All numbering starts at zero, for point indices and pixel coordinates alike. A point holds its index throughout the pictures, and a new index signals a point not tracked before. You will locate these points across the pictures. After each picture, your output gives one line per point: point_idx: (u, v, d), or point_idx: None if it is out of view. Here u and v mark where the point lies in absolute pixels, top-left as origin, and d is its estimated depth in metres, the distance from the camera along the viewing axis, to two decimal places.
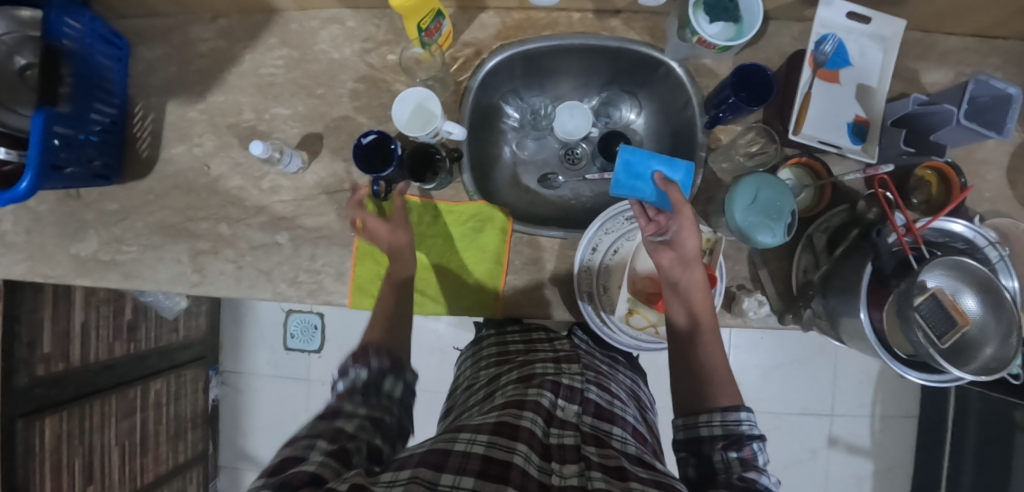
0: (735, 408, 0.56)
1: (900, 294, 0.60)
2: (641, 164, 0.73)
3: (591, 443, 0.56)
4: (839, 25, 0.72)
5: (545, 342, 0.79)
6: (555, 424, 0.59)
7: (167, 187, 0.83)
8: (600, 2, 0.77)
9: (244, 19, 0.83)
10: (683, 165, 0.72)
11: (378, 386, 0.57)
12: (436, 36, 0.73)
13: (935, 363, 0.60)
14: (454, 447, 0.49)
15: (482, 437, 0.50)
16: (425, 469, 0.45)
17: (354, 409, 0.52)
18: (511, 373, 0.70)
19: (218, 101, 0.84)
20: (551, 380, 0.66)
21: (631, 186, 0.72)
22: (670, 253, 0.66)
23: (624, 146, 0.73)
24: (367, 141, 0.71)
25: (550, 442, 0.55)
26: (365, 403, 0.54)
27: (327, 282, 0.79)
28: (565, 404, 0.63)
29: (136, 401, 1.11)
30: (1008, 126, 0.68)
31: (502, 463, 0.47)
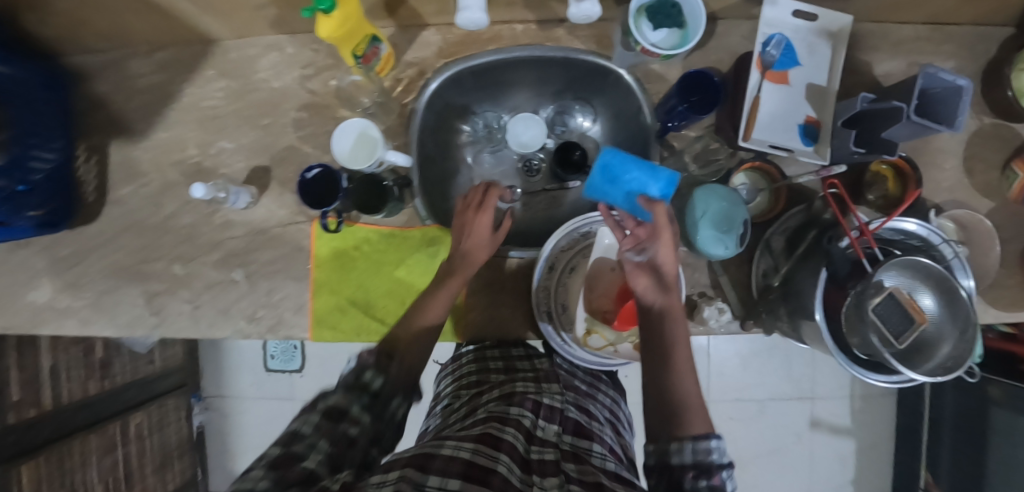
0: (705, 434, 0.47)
1: (857, 297, 0.59)
2: (619, 169, 0.70)
3: (570, 460, 0.52)
4: (786, 23, 0.70)
5: (523, 360, 0.74)
6: (535, 442, 0.54)
7: (117, 229, 0.81)
8: (543, 13, 0.75)
9: (181, 51, 0.80)
10: (665, 174, 0.68)
11: (384, 398, 0.56)
12: (375, 60, 0.71)
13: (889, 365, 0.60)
14: (439, 452, 0.47)
15: (466, 444, 0.48)
16: (411, 469, 0.42)
17: (360, 410, 0.52)
18: (489, 392, 0.65)
19: (162, 138, 0.81)
20: (531, 399, 0.62)
21: (604, 190, 0.71)
22: (647, 278, 0.59)
23: (605, 148, 0.70)
24: (311, 175, 0.69)
25: (530, 457, 0.51)
26: (369, 408, 0.53)
27: (287, 316, 0.77)
28: (545, 424, 0.58)
29: (116, 437, 1.10)
30: (959, 119, 0.66)
31: (484, 468, 0.44)
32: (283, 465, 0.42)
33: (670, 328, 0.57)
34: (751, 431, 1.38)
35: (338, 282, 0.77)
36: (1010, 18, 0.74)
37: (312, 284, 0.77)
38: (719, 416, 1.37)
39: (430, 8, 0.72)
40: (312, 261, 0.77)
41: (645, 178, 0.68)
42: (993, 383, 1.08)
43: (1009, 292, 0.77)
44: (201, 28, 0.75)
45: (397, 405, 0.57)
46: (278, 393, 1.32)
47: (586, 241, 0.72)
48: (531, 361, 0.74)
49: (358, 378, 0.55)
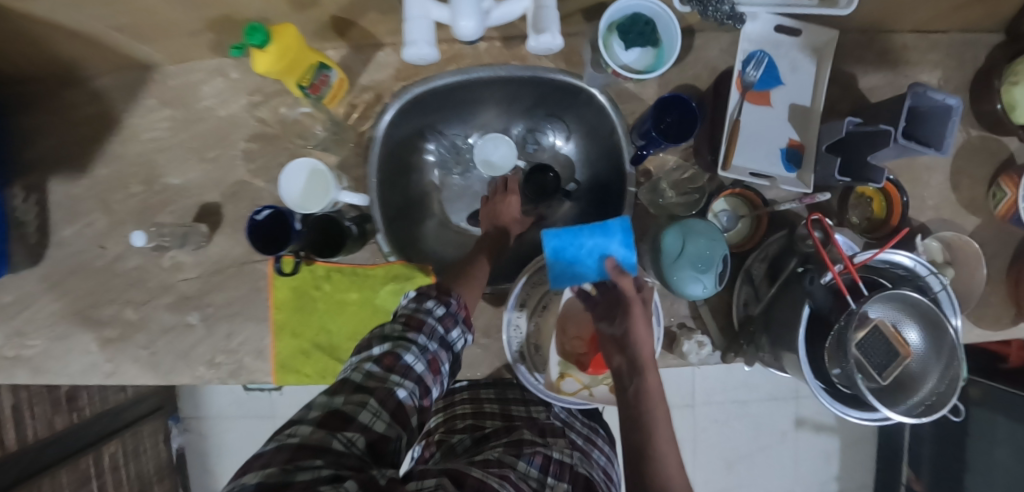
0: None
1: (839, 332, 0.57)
2: (572, 246, 0.63)
3: None
4: (767, 39, 0.66)
5: (522, 406, 0.70)
6: None
7: (63, 273, 0.76)
8: (507, 31, 0.69)
9: (117, 78, 0.74)
10: (616, 225, 0.63)
11: (444, 330, 0.57)
12: (325, 88, 0.66)
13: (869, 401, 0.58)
14: (471, 471, 0.46)
15: (494, 475, 0.47)
16: (448, 479, 0.41)
17: (413, 360, 0.51)
18: (497, 437, 0.60)
19: (104, 174, 0.76)
20: (542, 452, 0.57)
21: (572, 273, 0.64)
22: (621, 356, 0.56)
23: (546, 232, 0.63)
24: (261, 217, 0.64)
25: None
26: (421, 356, 0.52)
27: (248, 361, 0.74)
28: (555, 481, 0.54)
29: (90, 470, 1.06)
30: (947, 141, 0.62)
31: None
32: (330, 424, 0.40)
33: (649, 407, 0.50)
34: (737, 433, 1.37)
35: (299, 325, 0.73)
36: (1000, 24, 0.69)
37: (272, 327, 0.73)
38: (704, 418, 1.36)
39: (382, 27, 0.66)
40: (270, 303, 0.73)
41: (600, 241, 0.63)
42: (974, 384, 1.11)
43: (992, 310, 0.74)
44: (135, 55, 0.69)
45: (456, 337, 0.59)
46: (258, 412, 1.30)
47: None
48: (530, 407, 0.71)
49: (420, 305, 0.59)
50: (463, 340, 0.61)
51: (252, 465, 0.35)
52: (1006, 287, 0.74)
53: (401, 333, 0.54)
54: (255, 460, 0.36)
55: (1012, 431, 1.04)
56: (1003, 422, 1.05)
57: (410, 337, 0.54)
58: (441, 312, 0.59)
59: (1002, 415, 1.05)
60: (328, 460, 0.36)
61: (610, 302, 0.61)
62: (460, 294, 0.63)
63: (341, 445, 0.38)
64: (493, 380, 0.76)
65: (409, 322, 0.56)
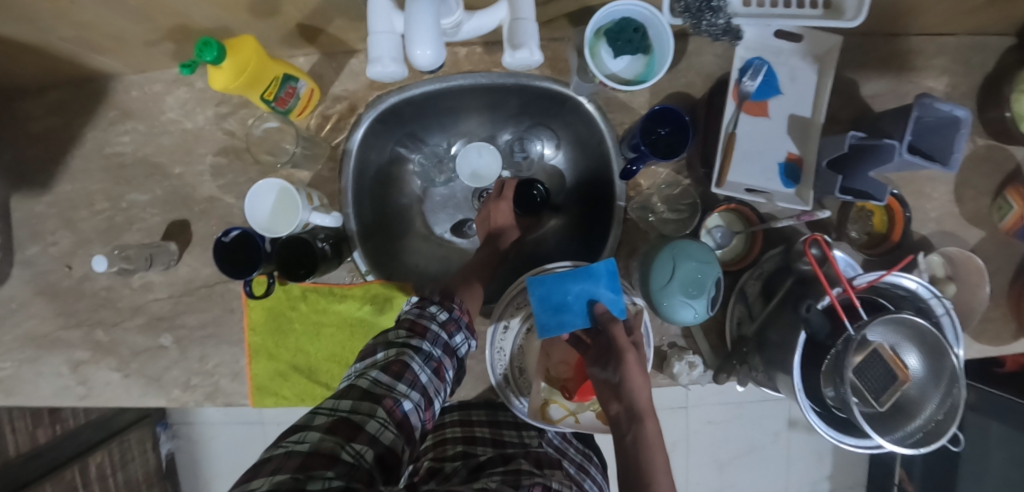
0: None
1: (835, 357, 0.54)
2: (557, 292, 0.60)
3: None
4: (764, 46, 0.61)
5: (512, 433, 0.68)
6: None
7: (28, 294, 0.73)
8: (488, 36, 0.65)
9: (75, 89, 0.69)
10: (601, 268, 0.59)
11: (448, 336, 0.57)
12: (293, 101, 0.62)
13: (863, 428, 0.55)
14: None
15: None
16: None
17: (418, 369, 0.50)
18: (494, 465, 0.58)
19: (66, 190, 0.72)
20: (542, 483, 0.55)
21: (558, 320, 0.60)
22: (618, 404, 0.54)
23: (530, 279, 0.59)
24: (229, 238, 0.61)
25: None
26: (426, 364, 0.52)
27: (224, 383, 0.71)
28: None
29: (76, 481, 1.04)
30: (956, 156, 0.58)
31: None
32: (340, 432, 0.39)
33: (648, 459, 0.51)
34: (728, 434, 1.36)
35: (276, 347, 0.70)
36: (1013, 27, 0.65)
37: (247, 350, 0.70)
38: (697, 420, 1.35)
39: (353, 34, 0.62)
40: (245, 325, 0.70)
41: (586, 285, 0.59)
42: (970, 388, 1.10)
43: (991, 327, 0.71)
44: (91, 66, 0.65)
45: (460, 342, 0.59)
46: (247, 418, 1.29)
47: None
48: (520, 434, 0.69)
49: (423, 311, 0.58)
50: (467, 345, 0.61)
51: (260, 471, 0.34)
52: (1007, 303, 0.71)
53: (405, 340, 0.53)
54: (263, 465, 0.34)
55: (1004, 435, 1.02)
56: (996, 427, 1.04)
57: (414, 344, 0.53)
58: (444, 317, 0.59)
59: (996, 419, 1.03)
60: (339, 471, 0.35)
61: (602, 346, 0.58)
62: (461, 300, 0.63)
63: (351, 456, 0.37)
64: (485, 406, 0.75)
65: (413, 328, 0.55)
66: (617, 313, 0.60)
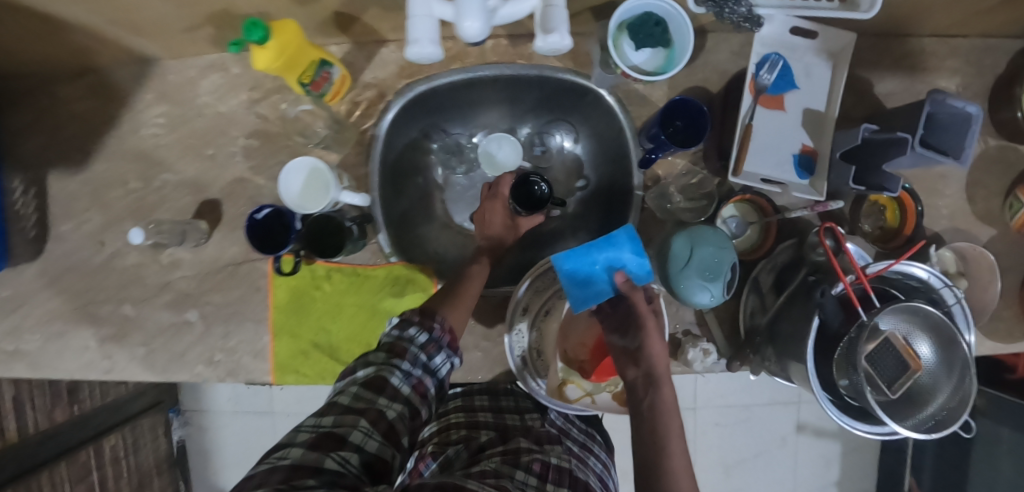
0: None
1: (846, 346, 0.56)
2: (584, 264, 0.62)
3: None
4: (782, 42, 0.64)
5: (515, 416, 0.70)
6: None
7: (60, 270, 0.75)
8: (514, 29, 0.67)
9: (114, 74, 0.72)
10: (621, 235, 0.61)
11: (426, 355, 0.57)
12: (326, 86, 0.64)
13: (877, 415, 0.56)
14: (467, 485, 0.45)
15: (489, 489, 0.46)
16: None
17: (398, 384, 0.51)
18: (491, 447, 0.60)
19: (101, 170, 0.74)
20: (539, 459, 0.57)
21: (588, 293, 0.62)
22: (636, 368, 0.59)
23: (556, 256, 0.61)
24: (261, 216, 0.63)
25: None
26: (407, 380, 0.52)
27: (245, 361, 0.73)
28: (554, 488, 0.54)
29: (89, 462, 1.07)
30: (968, 150, 0.60)
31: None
32: (324, 446, 0.40)
33: (663, 424, 0.54)
34: (736, 437, 1.36)
35: (298, 326, 0.72)
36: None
37: (271, 328, 0.72)
38: (705, 422, 1.35)
39: (386, 24, 0.65)
40: (270, 303, 0.72)
41: (610, 254, 0.61)
42: (980, 393, 1.11)
43: (1003, 325, 0.72)
44: (133, 49, 0.67)
45: (441, 363, 0.58)
46: (257, 407, 1.30)
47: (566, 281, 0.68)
48: (522, 417, 0.70)
49: (402, 333, 0.58)
50: (448, 364, 0.60)
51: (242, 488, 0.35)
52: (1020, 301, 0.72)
53: (385, 360, 0.53)
54: (247, 482, 0.35)
55: (1016, 441, 1.02)
56: (1008, 434, 1.04)
57: (394, 363, 0.53)
58: (424, 338, 0.58)
59: (1007, 425, 1.04)
60: (323, 480, 0.36)
61: (620, 316, 0.62)
62: (444, 317, 0.62)
63: (336, 464, 0.38)
64: (488, 387, 0.76)
65: (392, 349, 0.55)
66: (640, 280, 0.62)
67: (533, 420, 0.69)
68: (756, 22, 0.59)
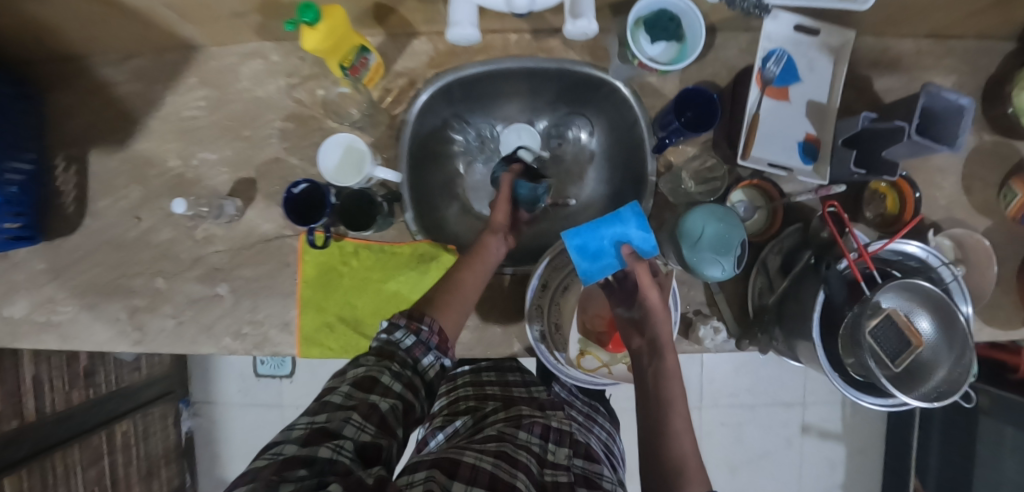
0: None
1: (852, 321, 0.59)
2: (592, 239, 0.65)
3: (584, 486, 0.54)
4: (786, 38, 0.69)
5: (521, 388, 0.73)
6: (548, 465, 0.55)
7: (96, 244, 0.78)
8: (536, 23, 0.72)
9: (159, 59, 0.76)
10: (628, 211, 0.65)
11: (413, 357, 0.59)
12: (363, 71, 0.68)
13: (885, 387, 0.59)
14: (463, 459, 0.50)
15: (488, 456, 0.51)
16: (438, 471, 0.47)
17: (389, 383, 0.53)
18: (494, 413, 0.64)
19: (141, 148, 0.78)
20: (539, 423, 0.62)
21: (596, 267, 0.65)
22: (641, 337, 0.63)
23: (566, 232, 0.63)
24: (298, 191, 0.67)
25: (544, 480, 0.52)
26: (397, 378, 0.54)
27: (272, 334, 0.75)
28: (555, 448, 0.59)
29: (102, 446, 1.07)
30: (962, 138, 0.64)
31: (507, 483, 0.47)
32: (316, 441, 0.45)
33: (665, 389, 0.58)
34: (741, 437, 1.38)
35: (325, 300, 0.75)
36: (1013, 32, 0.72)
37: (299, 302, 0.75)
38: (710, 422, 1.37)
39: (419, 16, 0.69)
40: (299, 277, 0.75)
41: (617, 230, 0.65)
42: (981, 393, 1.12)
43: (1002, 311, 0.76)
44: (180, 35, 0.71)
45: (427, 364, 0.60)
46: (266, 400, 1.31)
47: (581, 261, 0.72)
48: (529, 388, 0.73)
49: (390, 338, 0.59)
50: (438, 366, 0.61)
51: (244, 480, 0.41)
52: (1017, 290, 0.75)
53: (376, 362, 0.55)
54: (249, 474, 0.41)
55: (1019, 439, 1.04)
56: (1011, 432, 1.05)
57: (385, 364, 0.56)
58: (411, 341, 0.59)
59: (1010, 423, 1.05)
60: (312, 470, 0.42)
61: (627, 291, 0.67)
62: (434, 318, 0.63)
63: (329, 453, 0.44)
64: (492, 362, 0.81)
65: (381, 354, 0.57)
66: (645, 254, 0.65)
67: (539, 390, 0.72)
68: (764, 8, 0.63)
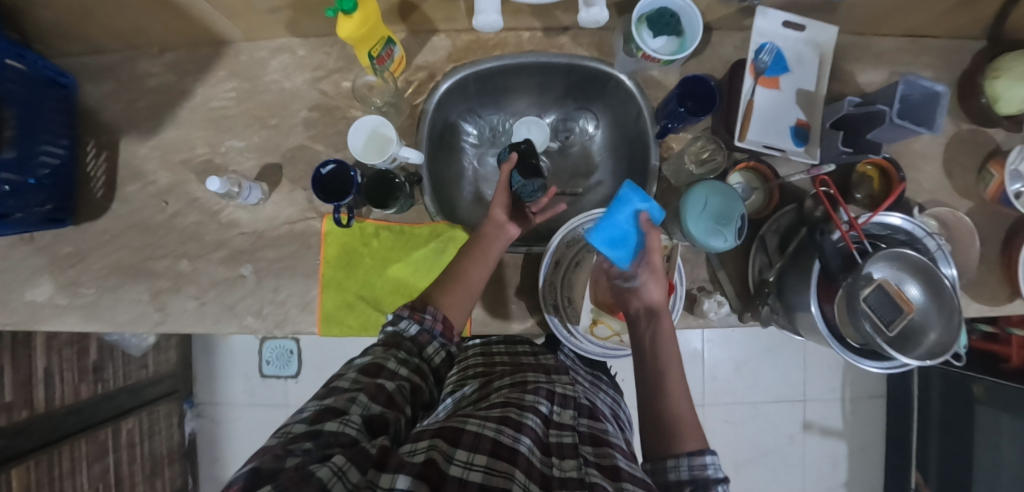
0: (700, 451, 0.51)
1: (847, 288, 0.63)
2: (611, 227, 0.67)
3: (588, 443, 0.55)
4: (776, 33, 0.76)
5: (530, 356, 0.75)
6: (553, 426, 0.57)
7: (121, 227, 0.80)
8: (547, 22, 0.78)
9: (192, 53, 0.80)
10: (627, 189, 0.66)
11: (419, 345, 0.63)
12: (388, 62, 0.73)
13: (885, 351, 0.63)
14: (466, 427, 0.50)
15: (490, 423, 0.51)
16: (442, 440, 0.46)
17: (394, 368, 0.56)
18: (501, 379, 0.66)
19: (170, 136, 0.81)
20: (545, 387, 0.64)
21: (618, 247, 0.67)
22: (638, 303, 0.66)
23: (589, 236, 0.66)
24: (325, 170, 0.72)
25: (549, 440, 0.54)
26: (404, 364, 0.58)
27: (293, 313, 0.77)
28: (560, 409, 0.61)
29: (107, 442, 1.07)
30: (938, 122, 0.71)
31: (510, 448, 0.47)
32: (323, 418, 0.45)
33: (664, 354, 0.61)
34: (744, 434, 1.39)
35: (346, 279, 0.78)
36: (981, 32, 0.79)
37: (320, 281, 0.77)
38: (713, 418, 1.39)
39: (440, 14, 0.75)
40: (321, 257, 0.78)
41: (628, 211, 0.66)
42: (977, 382, 1.11)
43: (987, 288, 0.80)
44: (214, 29, 0.76)
45: (432, 351, 0.64)
46: (272, 400, 1.32)
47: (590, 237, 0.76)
48: (537, 356, 0.75)
49: (397, 328, 0.63)
50: (443, 352, 0.65)
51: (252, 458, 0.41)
52: (1001, 268, 0.80)
53: (383, 351, 0.58)
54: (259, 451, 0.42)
55: (1018, 427, 1.03)
56: (1008, 420, 1.05)
57: (391, 352, 0.58)
58: (415, 330, 0.63)
59: (1007, 411, 1.04)
60: (317, 442, 0.42)
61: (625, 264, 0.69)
62: (435, 308, 0.67)
63: (335, 428, 0.44)
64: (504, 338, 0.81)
65: (388, 343, 0.60)
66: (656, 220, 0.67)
67: (546, 358, 0.74)
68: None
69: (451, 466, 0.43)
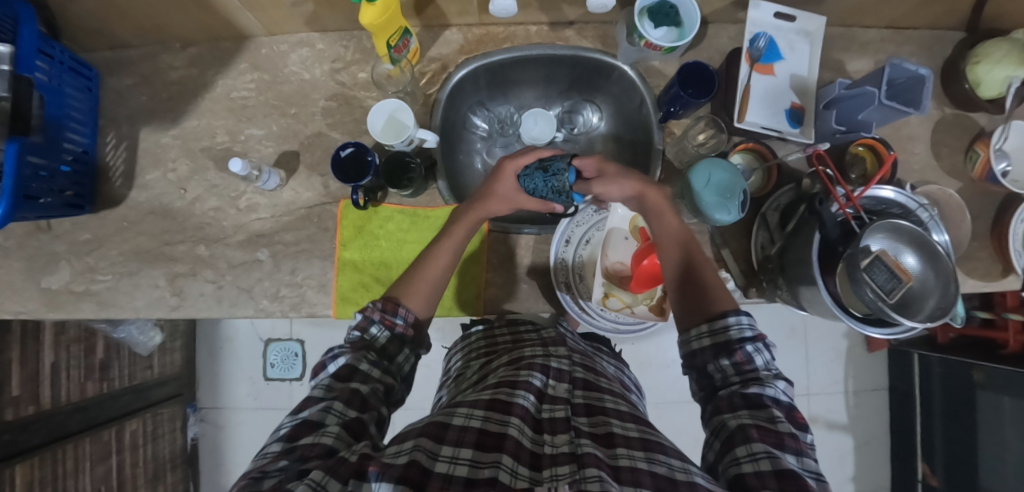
0: (723, 316, 0.58)
1: (847, 261, 0.65)
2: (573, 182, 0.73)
3: (582, 414, 0.55)
4: (769, 23, 0.81)
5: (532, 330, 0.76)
6: (547, 400, 0.57)
7: (139, 215, 0.82)
8: (554, 16, 0.83)
9: (214, 47, 0.84)
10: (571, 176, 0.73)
11: (389, 352, 0.62)
12: (406, 52, 0.76)
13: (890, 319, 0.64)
14: (452, 420, 0.49)
15: (478, 410, 0.51)
16: (425, 439, 0.46)
17: (366, 370, 0.56)
18: (500, 357, 0.66)
19: (191, 126, 0.84)
20: (539, 362, 0.63)
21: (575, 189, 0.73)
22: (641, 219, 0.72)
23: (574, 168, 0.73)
24: (345, 153, 0.75)
25: (541, 416, 0.55)
26: (375, 365, 0.58)
27: (310, 294, 0.79)
28: (556, 383, 0.61)
29: (111, 443, 1.06)
30: (925, 102, 0.73)
31: (498, 434, 0.47)
32: (301, 434, 0.46)
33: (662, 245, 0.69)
34: None
35: (362, 261, 0.80)
36: (959, 23, 0.85)
37: (335, 263, 0.79)
38: None
39: (454, 8, 0.79)
40: (336, 240, 0.80)
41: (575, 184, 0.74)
42: (976, 368, 1.11)
43: (981, 263, 0.84)
44: (238, 24, 0.79)
45: (403, 358, 0.63)
46: (276, 403, 1.31)
47: (599, 217, 0.81)
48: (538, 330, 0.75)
49: (364, 334, 0.61)
50: (412, 357, 0.65)
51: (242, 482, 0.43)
52: (992, 244, 0.84)
53: (351, 351, 0.58)
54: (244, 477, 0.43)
55: (1017, 409, 1.04)
56: (1009, 403, 1.05)
57: (359, 353, 0.58)
58: (382, 333, 0.62)
59: (1007, 395, 1.05)
60: (292, 459, 0.43)
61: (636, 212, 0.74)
62: (407, 309, 0.65)
63: (310, 440, 0.45)
64: (499, 315, 0.81)
65: (356, 345, 0.60)
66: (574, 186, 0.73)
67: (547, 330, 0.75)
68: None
69: (437, 463, 0.43)
